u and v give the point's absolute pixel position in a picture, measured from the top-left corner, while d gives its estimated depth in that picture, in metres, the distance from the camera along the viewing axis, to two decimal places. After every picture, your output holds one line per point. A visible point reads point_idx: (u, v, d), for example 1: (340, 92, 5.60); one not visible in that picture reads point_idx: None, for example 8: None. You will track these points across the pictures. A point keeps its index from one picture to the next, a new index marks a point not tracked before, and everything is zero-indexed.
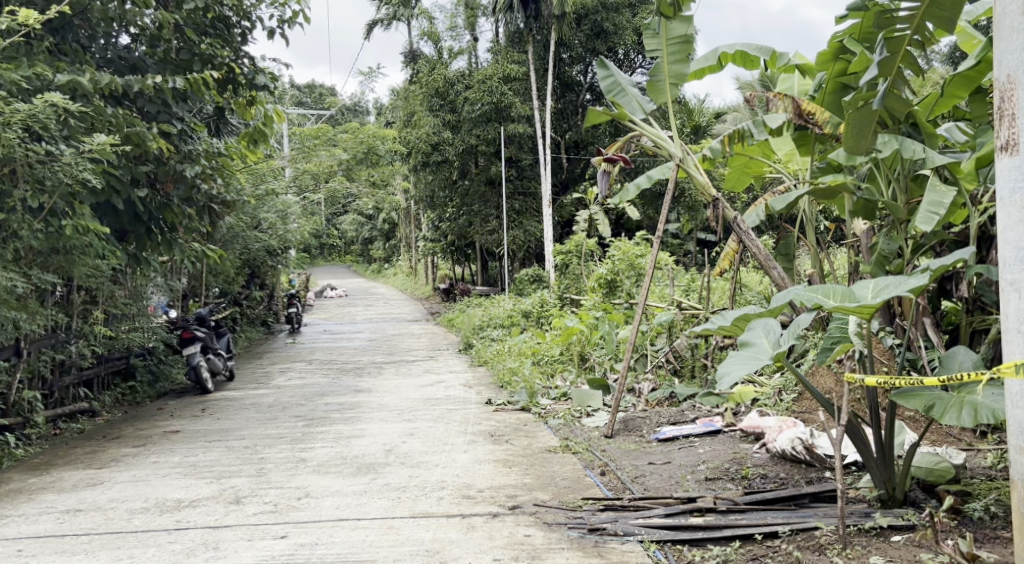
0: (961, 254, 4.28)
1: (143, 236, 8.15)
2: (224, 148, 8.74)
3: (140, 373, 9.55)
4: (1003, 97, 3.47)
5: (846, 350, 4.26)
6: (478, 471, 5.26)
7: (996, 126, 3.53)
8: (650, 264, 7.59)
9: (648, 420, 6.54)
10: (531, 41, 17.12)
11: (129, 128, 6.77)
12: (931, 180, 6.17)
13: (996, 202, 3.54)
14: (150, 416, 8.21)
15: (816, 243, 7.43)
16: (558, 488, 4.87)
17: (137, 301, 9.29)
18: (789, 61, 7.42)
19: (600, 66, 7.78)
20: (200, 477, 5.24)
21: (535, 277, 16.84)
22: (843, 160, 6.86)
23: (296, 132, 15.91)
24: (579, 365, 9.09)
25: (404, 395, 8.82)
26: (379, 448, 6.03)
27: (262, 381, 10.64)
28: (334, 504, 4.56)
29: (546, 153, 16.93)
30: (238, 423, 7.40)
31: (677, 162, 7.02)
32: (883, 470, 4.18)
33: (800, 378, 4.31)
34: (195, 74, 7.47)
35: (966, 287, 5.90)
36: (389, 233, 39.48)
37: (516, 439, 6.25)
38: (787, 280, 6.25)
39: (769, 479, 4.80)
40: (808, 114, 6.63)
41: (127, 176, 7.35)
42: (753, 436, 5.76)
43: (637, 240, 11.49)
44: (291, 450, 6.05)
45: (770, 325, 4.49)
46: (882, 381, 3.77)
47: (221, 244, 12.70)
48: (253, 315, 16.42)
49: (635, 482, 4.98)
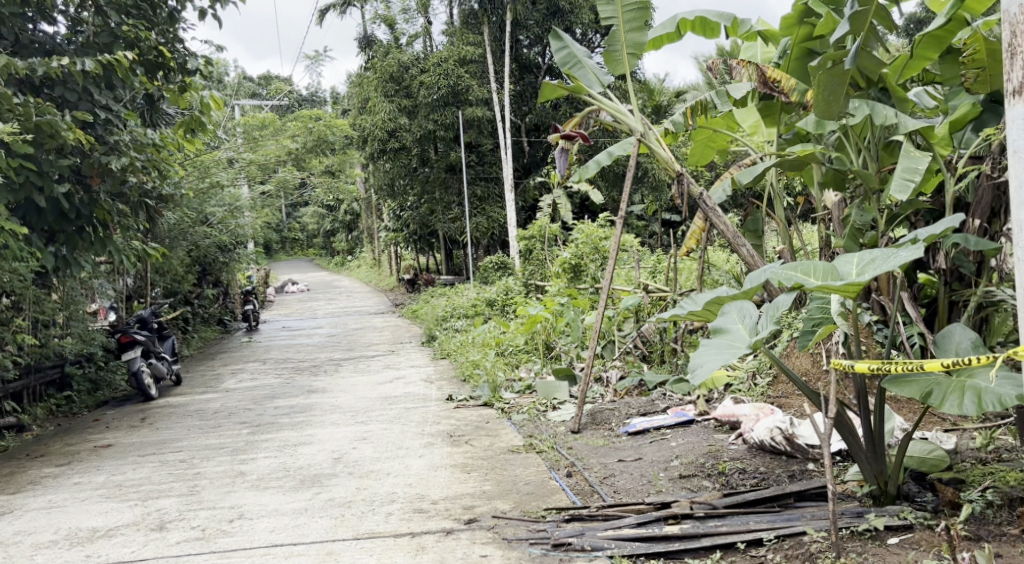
0: (954, 221, 3.93)
1: (70, 235, 7.58)
2: (160, 139, 8.14)
3: (77, 382, 9.05)
4: (1015, 32, 3.15)
5: (830, 332, 3.85)
6: (434, 479, 4.80)
7: (1007, 67, 3.18)
8: (614, 247, 6.87)
9: (617, 411, 6.11)
10: (487, 22, 16.58)
11: (40, 117, 6.44)
12: (905, 146, 5.78)
13: (1008, 157, 3.17)
14: (84, 428, 7.71)
15: (786, 217, 7.02)
16: (520, 496, 4.43)
17: (69, 305, 8.72)
18: (752, 28, 7.02)
19: (554, 37, 7.32)
20: (124, 500, 4.80)
21: (499, 264, 16.27)
22: (813, 128, 6.24)
23: (244, 121, 15.27)
24: (545, 355, 8.65)
25: (360, 394, 8.32)
26: (328, 456, 5.56)
27: (211, 384, 10.09)
28: (269, 526, 4.14)
29: (507, 137, 16.41)
30: (177, 433, 6.91)
31: (638, 137, 6.56)
32: (874, 463, 3.79)
33: (781, 366, 3.92)
34: (109, 57, 6.89)
35: (943, 257, 5.55)
36: (352, 225, 38.61)
37: (476, 438, 5.80)
38: (758, 258, 5.89)
39: (748, 475, 4.40)
40: (773, 81, 6.46)
41: (46, 170, 6.85)
42: (729, 425, 5.37)
43: (603, 222, 11.03)
44: (229, 463, 5.58)
45: (746, 308, 4.08)
46: (875, 366, 3.39)
47: (166, 242, 12.11)
48: (206, 314, 15.80)
49: (603, 483, 4.57)
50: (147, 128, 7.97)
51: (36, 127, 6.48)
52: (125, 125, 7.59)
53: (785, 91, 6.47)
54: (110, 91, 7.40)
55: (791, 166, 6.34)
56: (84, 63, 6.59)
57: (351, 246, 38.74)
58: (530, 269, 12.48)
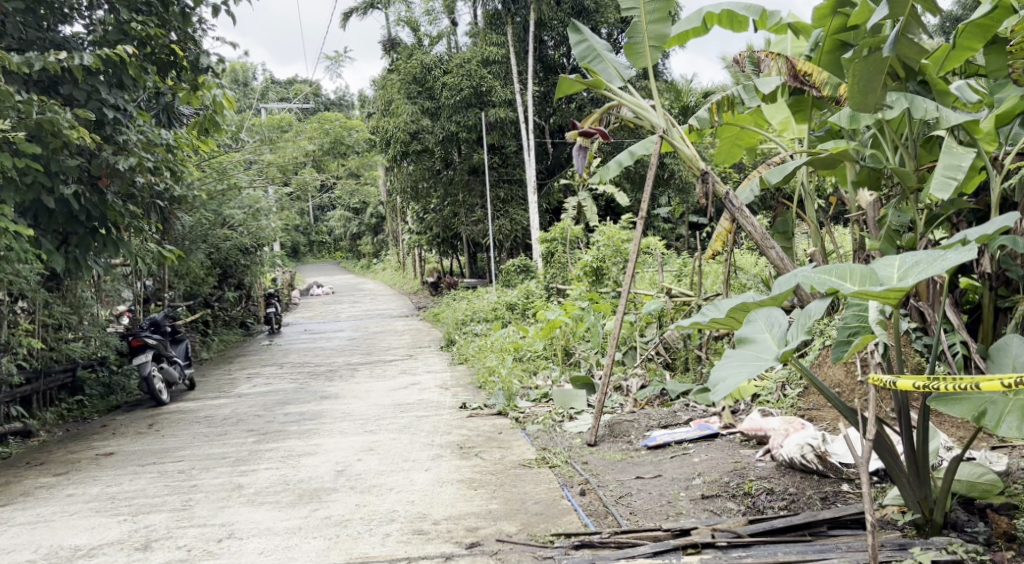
0: (1010, 219, 3.47)
1: (81, 236, 7.36)
2: (174, 140, 7.92)
3: (89, 387, 8.87)
4: None
5: (868, 341, 3.52)
6: (438, 496, 4.50)
7: None
8: (635, 250, 6.39)
9: (637, 423, 5.76)
10: (511, 23, 16.27)
11: (41, 115, 6.25)
12: (947, 141, 5.40)
13: None
14: (90, 435, 7.50)
15: (816, 220, 6.67)
16: (528, 516, 4.14)
17: (79, 309, 8.51)
18: (782, 20, 6.66)
19: (574, 30, 7.00)
20: (113, 515, 4.56)
21: (523, 267, 15.95)
22: (846, 123, 5.72)
23: (265, 122, 15.06)
24: (564, 361, 8.32)
25: (373, 401, 8.04)
26: (330, 469, 5.28)
27: (224, 389, 9.86)
28: (257, 548, 3.92)
29: (531, 139, 16.11)
30: (182, 440, 6.66)
31: (660, 133, 6.20)
32: (918, 489, 3.45)
33: (814, 380, 3.63)
34: (110, 52, 6.66)
35: (987, 261, 5.14)
36: (377, 228, 38.47)
37: (487, 451, 5.50)
38: (788, 261, 5.56)
39: (776, 496, 4.07)
40: (803, 74, 6.33)
41: (54, 170, 6.68)
42: (756, 440, 5.03)
43: (626, 223, 10.69)
44: (228, 475, 5.32)
45: (774, 316, 3.73)
46: (921, 384, 3.05)
47: (183, 245, 11.91)
48: (228, 317, 15.61)
49: (619, 504, 4.24)
50: (159, 128, 7.78)
51: (37, 125, 6.27)
52: (134, 124, 7.39)
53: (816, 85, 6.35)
54: (120, 90, 7.19)
55: (824, 164, 5.99)
56: (82, 57, 6.37)
57: (377, 250, 38.52)
58: (552, 272, 12.18)
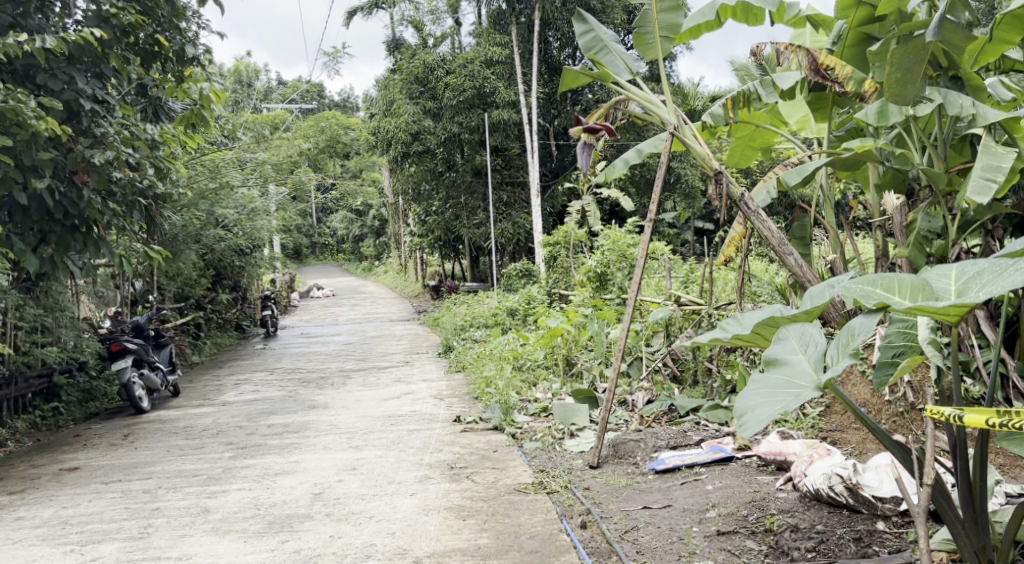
0: None
1: (58, 235, 6.85)
2: (158, 134, 7.42)
3: (67, 393, 8.40)
4: None
5: (917, 365, 3.09)
6: (422, 527, 4.06)
7: None
8: (643, 256, 5.66)
9: (643, 442, 5.25)
10: (516, 23, 15.80)
11: (4, 103, 5.74)
12: (985, 141, 4.94)
13: None
14: (60, 445, 7.04)
15: (836, 225, 6.20)
16: (522, 555, 3.72)
17: (56, 311, 8.05)
18: (800, 13, 6.24)
19: (578, 20, 6.54)
20: (61, 544, 4.11)
21: (525, 272, 15.50)
22: (874, 119, 5.15)
23: (260, 120, 14.61)
24: (565, 371, 7.87)
25: (363, 412, 7.56)
26: (307, 491, 4.81)
27: (210, 397, 9.38)
28: None
29: (535, 141, 15.58)
30: (155, 454, 6.19)
31: (671, 130, 5.67)
32: (977, 536, 3.09)
33: (852, 407, 3.16)
34: (79, 34, 6.15)
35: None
36: (379, 230, 38.03)
37: (479, 473, 5.03)
38: (808, 270, 5.14)
39: (802, 534, 3.62)
40: (825, 69, 5.53)
41: (26, 164, 6.20)
42: (775, 466, 4.56)
43: (631, 226, 10.22)
44: (196, 496, 4.85)
45: (808, 334, 3.29)
46: (989, 420, 2.62)
47: (171, 245, 11.42)
48: (223, 319, 15.13)
49: (625, 541, 3.78)
50: (143, 123, 7.37)
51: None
52: (115, 117, 6.93)
53: (839, 80, 5.54)
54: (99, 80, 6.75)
55: (845, 164, 5.55)
56: (45, 40, 5.81)
57: (379, 252, 38.09)
58: (554, 277, 11.74)
